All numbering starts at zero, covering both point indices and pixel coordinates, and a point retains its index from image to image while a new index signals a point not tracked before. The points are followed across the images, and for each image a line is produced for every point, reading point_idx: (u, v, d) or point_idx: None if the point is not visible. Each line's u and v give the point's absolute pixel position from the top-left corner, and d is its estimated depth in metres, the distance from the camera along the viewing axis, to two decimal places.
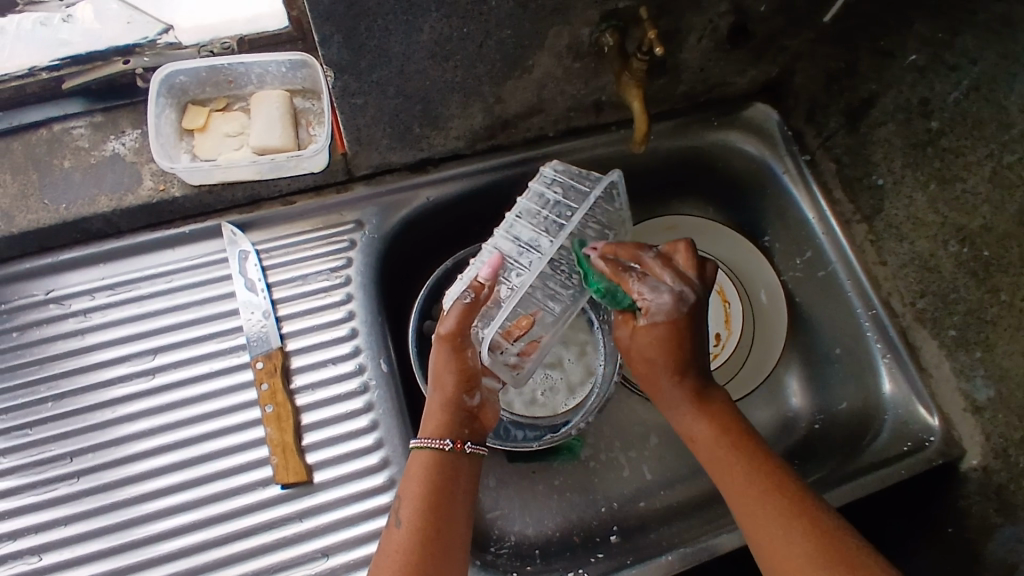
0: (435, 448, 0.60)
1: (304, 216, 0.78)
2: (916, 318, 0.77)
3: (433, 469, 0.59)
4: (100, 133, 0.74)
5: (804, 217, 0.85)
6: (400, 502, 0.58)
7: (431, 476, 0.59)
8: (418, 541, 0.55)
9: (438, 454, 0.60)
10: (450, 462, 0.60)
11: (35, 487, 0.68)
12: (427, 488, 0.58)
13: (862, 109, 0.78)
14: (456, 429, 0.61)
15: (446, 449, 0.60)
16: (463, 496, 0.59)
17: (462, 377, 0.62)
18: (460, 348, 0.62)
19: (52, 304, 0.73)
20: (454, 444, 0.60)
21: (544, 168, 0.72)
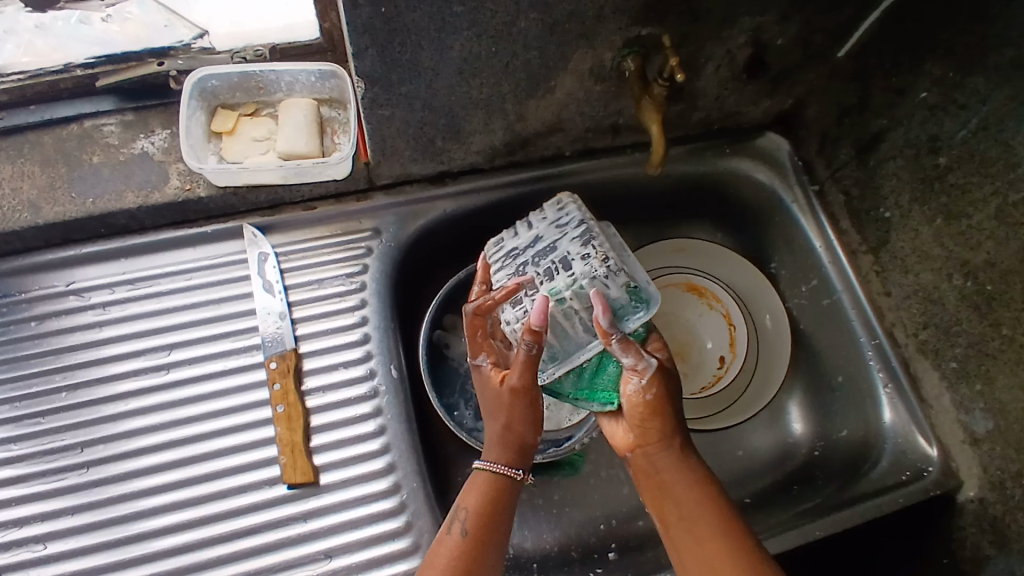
0: (507, 475, 0.61)
1: (323, 222, 0.79)
2: (919, 349, 0.78)
3: (499, 490, 0.61)
4: (130, 132, 0.76)
5: (810, 245, 0.87)
6: (461, 512, 0.60)
7: (495, 493, 0.61)
8: (471, 554, 0.58)
9: (504, 480, 0.61)
10: (512, 489, 0.62)
11: (43, 476, 0.68)
12: (490, 505, 0.60)
13: (872, 143, 0.80)
14: (523, 459, 0.62)
15: (515, 478, 0.61)
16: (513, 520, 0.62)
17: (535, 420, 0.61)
18: (531, 400, 0.60)
19: (72, 296, 0.74)
20: (523, 476, 0.62)
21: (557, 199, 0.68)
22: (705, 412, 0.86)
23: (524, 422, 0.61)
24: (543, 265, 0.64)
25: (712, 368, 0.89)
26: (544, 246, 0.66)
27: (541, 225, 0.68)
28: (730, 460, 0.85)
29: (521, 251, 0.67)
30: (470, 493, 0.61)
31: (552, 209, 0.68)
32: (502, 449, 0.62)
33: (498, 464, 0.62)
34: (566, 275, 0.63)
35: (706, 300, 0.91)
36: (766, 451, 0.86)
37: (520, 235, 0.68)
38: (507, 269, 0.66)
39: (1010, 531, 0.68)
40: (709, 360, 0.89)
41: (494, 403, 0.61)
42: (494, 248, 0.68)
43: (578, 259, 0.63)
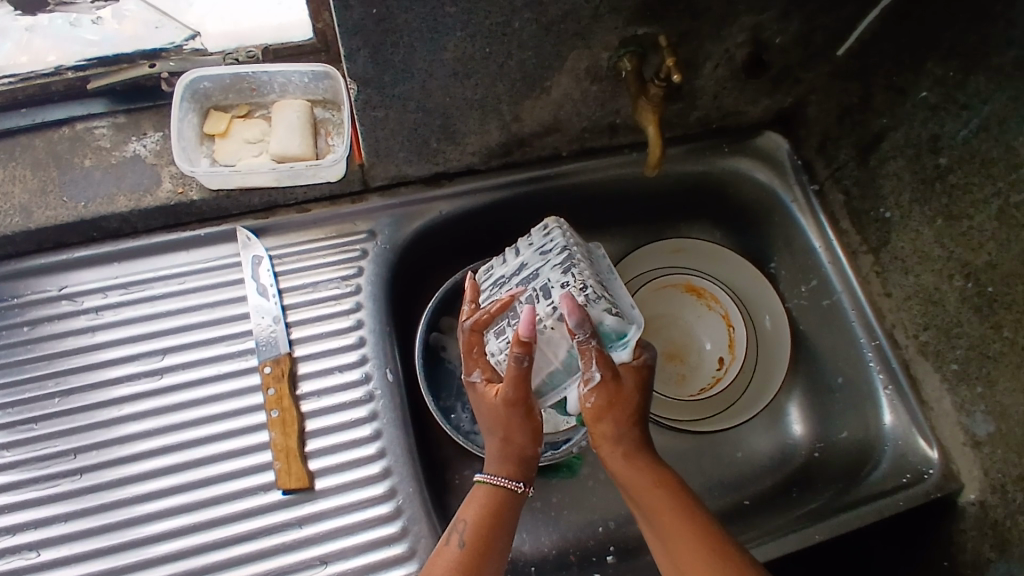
0: (507, 487, 0.62)
1: (318, 224, 0.79)
2: (919, 351, 0.77)
3: (499, 500, 0.61)
4: (122, 134, 0.75)
5: (810, 245, 0.86)
6: (462, 520, 0.59)
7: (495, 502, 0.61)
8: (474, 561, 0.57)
9: (504, 490, 0.61)
10: (512, 502, 0.62)
11: (36, 482, 0.68)
12: (490, 513, 0.60)
13: (873, 143, 0.79)
14: (524, 471, 0.63)
15: (515, 489, 0.62)
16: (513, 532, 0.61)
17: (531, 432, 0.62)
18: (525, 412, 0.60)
19: (64, 300, 0.73)
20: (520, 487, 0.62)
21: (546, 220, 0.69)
22: (705, 414, 0.86)
23: (521, 433, 0.61)
24: (524, 293, 0.64)
25: (711, 369, 0.88)
26: (528, 274, 0.65)
27: (526, 253, 0.68)
28: (729, 462, 0.85)
29: (507, 280, 0.67)
30: (472, 503, 0.61)
31: (538, 237, 0.68)
32: (503, 459, 0.62)
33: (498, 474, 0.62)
34: (545, 303, 0.62)
35: (705, 301, 0.90)
36: (766, 453, 0.85)
37: (509, 262, 0.69)
38: (492, 297, 0.66)
39: (1011, 535, 0.68)
40: (708, 361, 0.89)
41: (495, 419, 0.61)
42: (484, 281, 0.69)
43: (556, 287, 0.62)
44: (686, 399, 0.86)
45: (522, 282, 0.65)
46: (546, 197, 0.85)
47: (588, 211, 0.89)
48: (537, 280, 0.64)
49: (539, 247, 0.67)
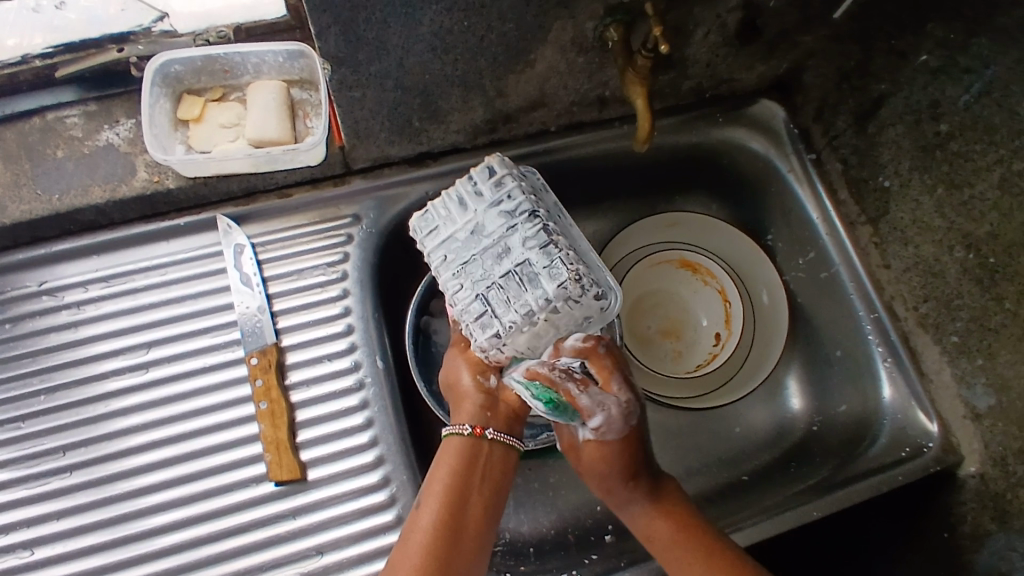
0: (458, 433, 0.62)
1: (302, 209, 0.76)
2: (919, 323, 0.76)
3: (466, 452, 0.61)
4: (94, 123, 0.72)
5: (808, 217, 0.84)
6: (427, 494, 0.58)
7: (461, 462, 0.60)
8: (443, 533, 0.56)
9: (464, 439, 0.61)
10: (473, 445, 0.61)
11: (26, 481, 0.67)
12: (457, 475, 0.59)
13: (871, 109, 0.76)
14: (472, 413, 0.63)
15: (465, 433, 0.61)
16: (490, 489, 0.60)
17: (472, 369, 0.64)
18: (463, 353, 0.66)
19: (45, 296, 0.72)
20: (472, 428, 0.61)
21: (490, 160, 0.62)
22: (703, 391, 0.84)
23: (461, 372, 0.65)
24: (502, 276, 0.58)
25: (707, 345, 0.87)
26: (495, 246, 0.59)
27: (482, 210, 0.61)
28: (727, 437, 0.84)
29: (465, 247, 0.61)
30: (438, 464, 0.61)
31: (489, 187, 0.61)
32: (456, 409, 0.64)
33: (455, 424, 0.63)
34: (532, 293, 0.57)
35: (700, 276, 0.88)
36: (764, 428, 0.84)
37: (461, 221, 0.61)
38: (458, 273, 0.60)
39: (1013, 508, 0.67)
40: (704, 338, 0.87)
41: (446, 386, 0.66)
42: (434, 242, 0.62)
43: (541, 271, 0.57)
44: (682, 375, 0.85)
45: (490, 255, 0.59)
46: (536, 174, 0.82)
47: (580, 188, 0.86)
48: (510, 256, 0.58)
49: (495, 206, 0.60)
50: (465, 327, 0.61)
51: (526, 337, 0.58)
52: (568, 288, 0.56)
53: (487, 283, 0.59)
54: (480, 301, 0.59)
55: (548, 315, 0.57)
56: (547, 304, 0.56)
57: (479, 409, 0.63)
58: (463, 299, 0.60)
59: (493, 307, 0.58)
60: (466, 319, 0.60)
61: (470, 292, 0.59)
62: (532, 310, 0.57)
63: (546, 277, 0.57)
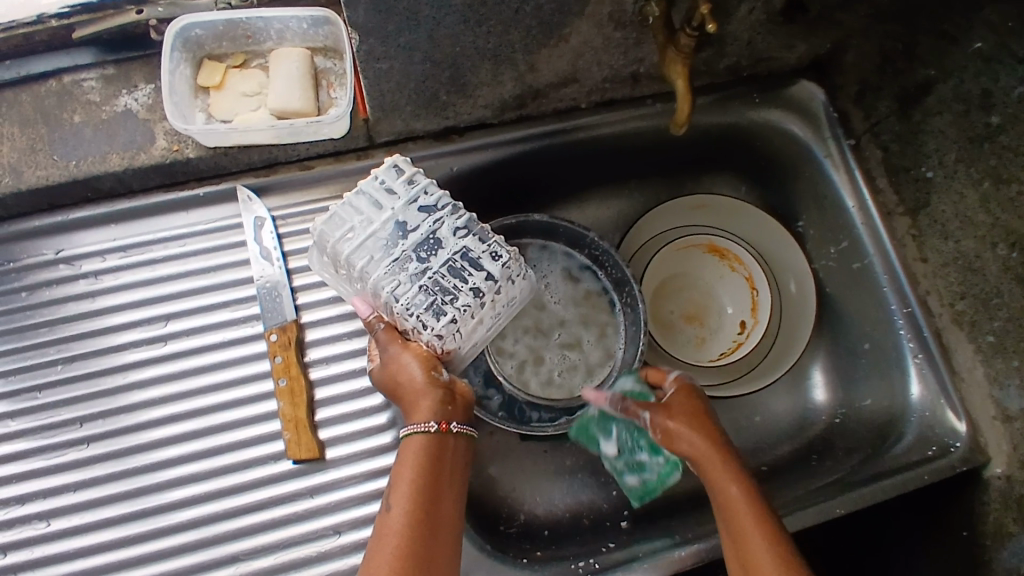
0: (423, 432, 0.57)
1: (322, 182, 0.74)
2: (954, 320, 0.74)
3: (432, 448, 0.57)
4: (112, 87, 0.70)
5: (842, 203, 0.81)
6: (394, 491, 0.55)
7: (427, 457, 0.57)
8: (416, 533, 0.53)
9: (428, 437, 0.57)
10: (440, 442, 0.58)
11: (43, 453, 0.67)
12: (424, 471, 0.56)
13: (917, 96, 0.73)
14: (436, 410, 0.58)
15: (433, 431, 0.57)
16: (455, 484, 0.58)
17: (423, 365, 0.60)
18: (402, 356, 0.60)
19: (62, 264, 0.71)
20: (438, 425, 0.57)
21: (396, 159, 0.64)
22: (727, 377, 0.82)
23: (408, 373, 0.59)
24: (443, 266, 0.62)
25: (732, 333, 0.85)
26: (425, 238, 0.63)
27: (401, 207, 0.64)
28: (747, 426, 0.82)
29: (391, 243, 0.63)
30: (399, 470, 0.57)
31: (400, 184, 0.64)
32: (411, 410, 0.59)
33: (417, 424, 0.58)
34: (474, 274, 0.63)
35: (728, 261, 0.86)
36: (786, 418, 0.83)
37: (378, 221, 0.63)
38: (393, 267, 0.62)
39: None
40: (729, 325, 0.86)
41: (388, 384, 0.61)
42: (352, 243, 0.63)
43: (479, 254, 0.63)
44: (706, 361, 0.83)
45: (421, 247, 0.63)
46: (563, 152, 0.80)
47: (607, 166, 0.84)
48: (444, 244, 0.63)
49: (413, 203, 0.64)
50: (399, 318, 0.62)
51: (474, 319, 0.62)
52: (509, 263, 0.63)
53: (419, 275, 0.62)
54: (421, 291, 0.61)
55: (494, 294, 0.63)
56: (493, 281, 0.63)
57: (438, 403, 0.58)
58: (398, 291, 0.61)
59: (436, 295, 0.61)
60: (411, 310, 0.61)
61: (406, 285, 0.61)
62: (481, 290, 0.62)
63: (483, 258, 0.63)
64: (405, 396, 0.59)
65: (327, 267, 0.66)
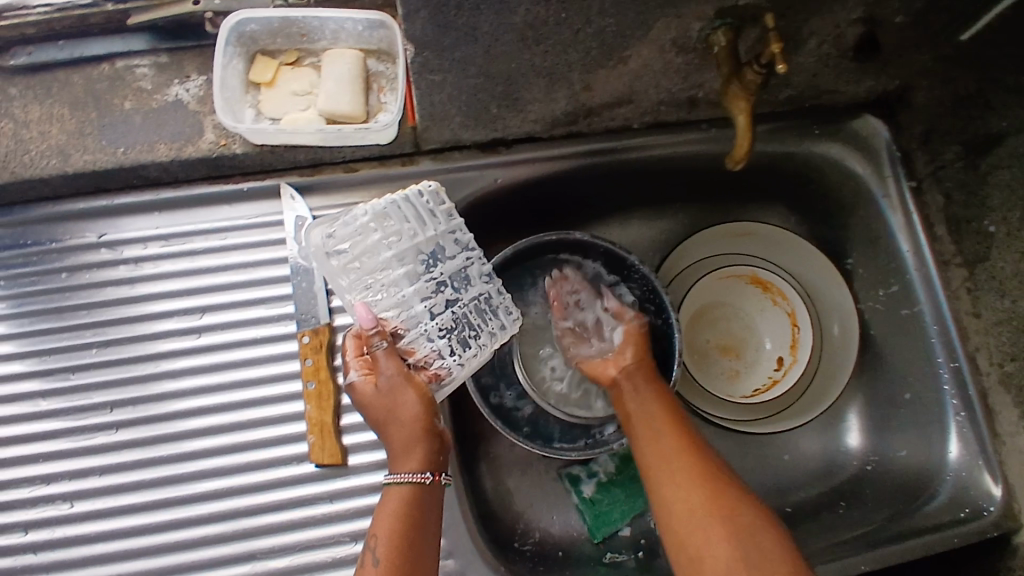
0: (416, 482, 0.59)
1: (365, 186, 0.73)
2: (1002, 381, 0.71)
3: (415, 497, 0.59)
4: (164, 76, 0.70)
5: (897, 247, 0.77)
6: (374, 539, 0.57)
7: (409, 505, 0.59)
8: None
9: (416, 488, 0.59)
10: (428, 493, 0.60)
11: (73, 434, 0.69)
12: (404, 520, 0.58)
13: (986, 145, 0.71)
14: (429, 460, 0.60)
15: (426, 483, 0.59)
16: (435, 529, 0.60)
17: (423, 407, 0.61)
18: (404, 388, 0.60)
19: (104, 249, 0.72)
20: (433, 479, 0.59)
21: (435, 184, 0.64)
22: (757, 415, 0.81)
23: (410, 411, 0.60)
24: (471, 302, 0.64)
25: (768, 369, 0.83)
26: (455, 270, 0.64)
27: (440, 231, 0.64)
28: (774, 464, 0.81)
29: (427, 263, 0.63)
30: (382, 516, 0.59)
31: (442, 211, 0.64)
32: (402, 455, 0.60)
33: (407, 474, 0.59)
34: (494, 320, 0.65)
35: (771, 295, 0.85)
36: (814, 459, 0.81)
37: (420, 236, 0.63)
38: (429, 287, 0.63)
39: None
40: (766, 361, 0.84)
41: (381, 413, 0.60)
42: (396, 249, 0.62)
43: (498, 303, 0.66)
44: (738, 397, 0.82)
45: (452, 277, 0.64)
46: (611, 171, 0.78)
47: (654, 187, 0.82)
48: (470, 283, 0.65)
49: (449, 230, 0.64)
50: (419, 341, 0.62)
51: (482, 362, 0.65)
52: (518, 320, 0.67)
53: (450, 304, 0.63)
54: (450, 321, 0.63)
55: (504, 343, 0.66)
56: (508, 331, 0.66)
57: (430, 454, 0.60)
58: (429, 313, 0.62)
59: (462, 328, 0.63)
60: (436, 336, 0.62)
61: (439, 309, 0.63)
62: (499, 338, 0.65)
63: (500, 308, 0.66)
64: (395, 441, 0.60)
65: (331, 261, 0.61)
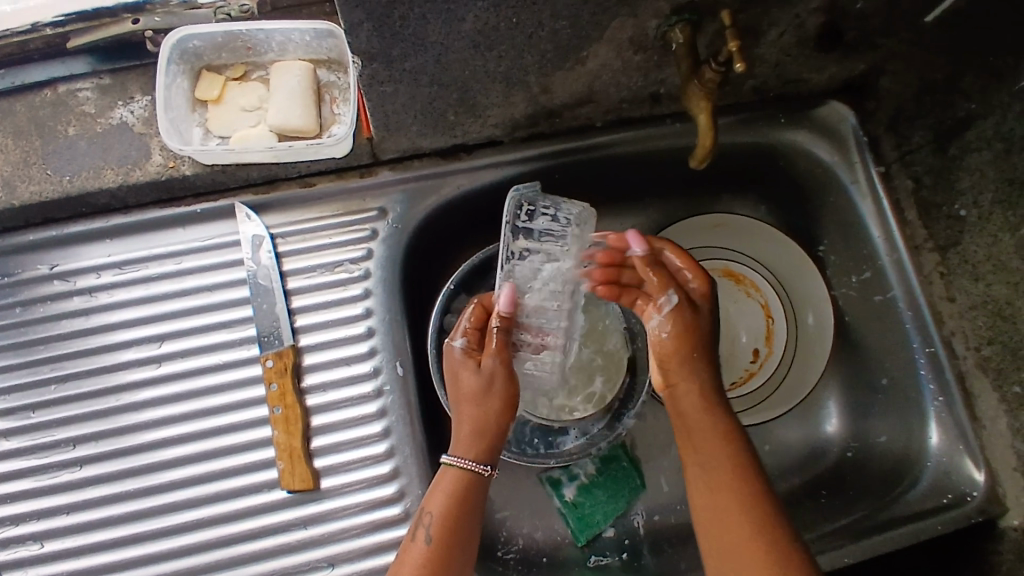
0: (473, 470, 0.60)
1: (324, 200, 0.72)
2: (979, 365, 0.70)
3: (470, 480, 0.60)
4: (108, 98, 0.68)
5: (868, 234, 0.76)
6: (427, 516, 0.59)
7: (465, 485, 0.60)
8: (439, 561, 0.57)
9: (473, 474, 0.60)
10: (479, 482, 0.61)
11: (36, 473, 0.67)
12: (457, 501, 0.59)
13: (955, 130, 0.70)
14: (491, 456, 0.62)
15: (484, 474, 0.61)
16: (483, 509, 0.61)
17: (507, 399, 0.63)
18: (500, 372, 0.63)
19: (57, 280, 0.69)
20: (492, 471, 0.61)
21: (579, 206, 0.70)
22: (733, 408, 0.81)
23: (495, 405, 0.62)
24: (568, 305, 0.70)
25: (745, 361, 0.82)
26: (560, 270, 0.69)
27: (565, 238, 0.69)
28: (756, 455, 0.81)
29: (544, 258, 0.68)
30: (432, 493, 0.60)
31: (575, 229, 0.69)
32: (461, 440, 0.61)
33: (467, 461, 0.60)
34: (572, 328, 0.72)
35: (744, 287, 0.84)
36: (797, 450, 0.81)
37: (560, 242, 0.69)
38: (538, 283, 0.68)
39: None
40: (743, 354, 0.82)
41: (469, 393, 0.62)
42: (551, 248, 0.69)
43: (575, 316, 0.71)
44: None
45: (560, 275, 0.69)
46: (577, 170, 0.76)
47: (621, 183, 0.80)
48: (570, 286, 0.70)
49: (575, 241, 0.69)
50: (554, 333, 0.69)
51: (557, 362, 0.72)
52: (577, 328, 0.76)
53: (553, 302, 0.69)
54: (551, 316, 0.69)
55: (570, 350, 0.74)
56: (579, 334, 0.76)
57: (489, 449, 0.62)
58: (541, 301, 0.68)
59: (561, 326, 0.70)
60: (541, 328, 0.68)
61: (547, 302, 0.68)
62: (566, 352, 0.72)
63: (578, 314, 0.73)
64: (466, 423, 0.62)
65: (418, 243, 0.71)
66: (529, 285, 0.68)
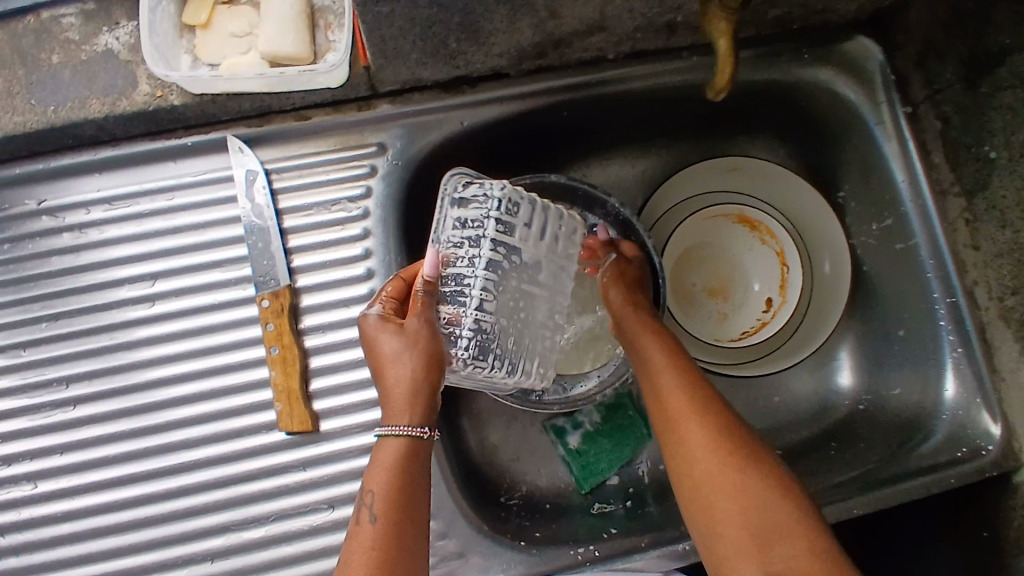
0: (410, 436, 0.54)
1: (320, 134, 0.68)
2: (1001, 316, 0.67)
3: (407, 453, 0.54)
4: (91, 24, 0.64)
5: (892, 177, 0.73)
6: (369, 494, 0.52)
7: (407, 456, 0.54)
8: (390, 541, 0.51)
9: (414, 441, 0.55)
10: (420, 449, 0.55)
11: (30, 412, 0.66)
12: (399, 475, 0.53)
13: (987, 64, 0.64)
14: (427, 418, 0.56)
15: (424, 437, 0.55)
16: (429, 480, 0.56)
17: (431, 365, 0.57)
18: (422, 338, 0.57)
19: (45, 216, 0.67)
20: (431, 434, 0.55)
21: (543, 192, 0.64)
22: (738, 358, 0.78)
23: (421, 374, 0.56)
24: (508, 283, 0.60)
25: (757, 310, 0.80)
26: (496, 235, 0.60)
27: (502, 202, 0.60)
28: (765, 406, 0.79)
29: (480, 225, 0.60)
30: (374, 470, 0.54)
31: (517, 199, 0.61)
32: (389, 406, 0.56)
33: (402, 426, 0.54)
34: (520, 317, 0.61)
35: (758, 234, 0.81)
36: (806, 401, 0.79)
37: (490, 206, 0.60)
38: (469, 249, 0.60)
39: None
40: (754, 302, 0.80)
41: (390, 355, 0.57)
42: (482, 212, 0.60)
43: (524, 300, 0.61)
44: (724, 340, 0.79)
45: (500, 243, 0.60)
46: (586, 107, 0.72)
47: (634, 122, 0.76)
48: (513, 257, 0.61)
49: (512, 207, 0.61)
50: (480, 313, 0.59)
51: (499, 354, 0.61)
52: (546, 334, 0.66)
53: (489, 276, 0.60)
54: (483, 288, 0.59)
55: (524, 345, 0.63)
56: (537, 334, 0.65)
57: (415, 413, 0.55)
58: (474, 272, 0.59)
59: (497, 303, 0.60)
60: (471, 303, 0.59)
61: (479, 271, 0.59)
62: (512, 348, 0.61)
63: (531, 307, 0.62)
64: (395, 386, 0.56)
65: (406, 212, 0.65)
66: (456, 256, 0.60)
